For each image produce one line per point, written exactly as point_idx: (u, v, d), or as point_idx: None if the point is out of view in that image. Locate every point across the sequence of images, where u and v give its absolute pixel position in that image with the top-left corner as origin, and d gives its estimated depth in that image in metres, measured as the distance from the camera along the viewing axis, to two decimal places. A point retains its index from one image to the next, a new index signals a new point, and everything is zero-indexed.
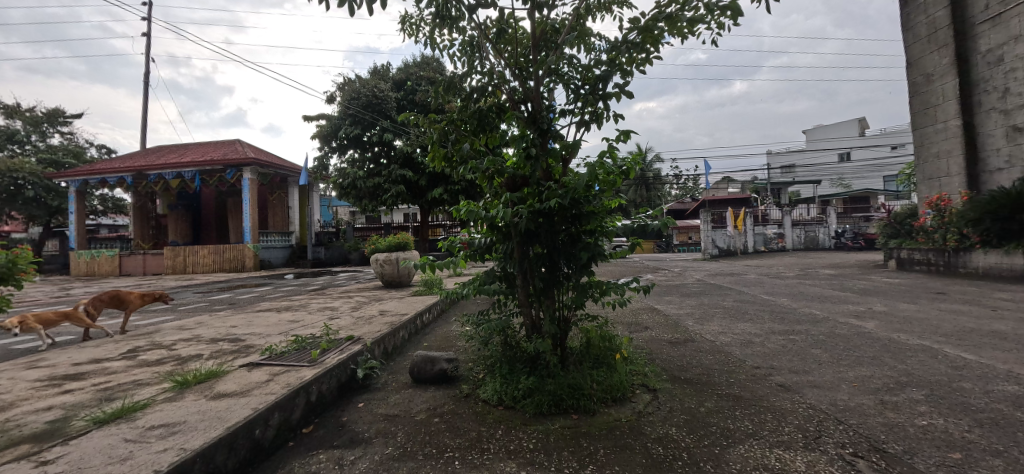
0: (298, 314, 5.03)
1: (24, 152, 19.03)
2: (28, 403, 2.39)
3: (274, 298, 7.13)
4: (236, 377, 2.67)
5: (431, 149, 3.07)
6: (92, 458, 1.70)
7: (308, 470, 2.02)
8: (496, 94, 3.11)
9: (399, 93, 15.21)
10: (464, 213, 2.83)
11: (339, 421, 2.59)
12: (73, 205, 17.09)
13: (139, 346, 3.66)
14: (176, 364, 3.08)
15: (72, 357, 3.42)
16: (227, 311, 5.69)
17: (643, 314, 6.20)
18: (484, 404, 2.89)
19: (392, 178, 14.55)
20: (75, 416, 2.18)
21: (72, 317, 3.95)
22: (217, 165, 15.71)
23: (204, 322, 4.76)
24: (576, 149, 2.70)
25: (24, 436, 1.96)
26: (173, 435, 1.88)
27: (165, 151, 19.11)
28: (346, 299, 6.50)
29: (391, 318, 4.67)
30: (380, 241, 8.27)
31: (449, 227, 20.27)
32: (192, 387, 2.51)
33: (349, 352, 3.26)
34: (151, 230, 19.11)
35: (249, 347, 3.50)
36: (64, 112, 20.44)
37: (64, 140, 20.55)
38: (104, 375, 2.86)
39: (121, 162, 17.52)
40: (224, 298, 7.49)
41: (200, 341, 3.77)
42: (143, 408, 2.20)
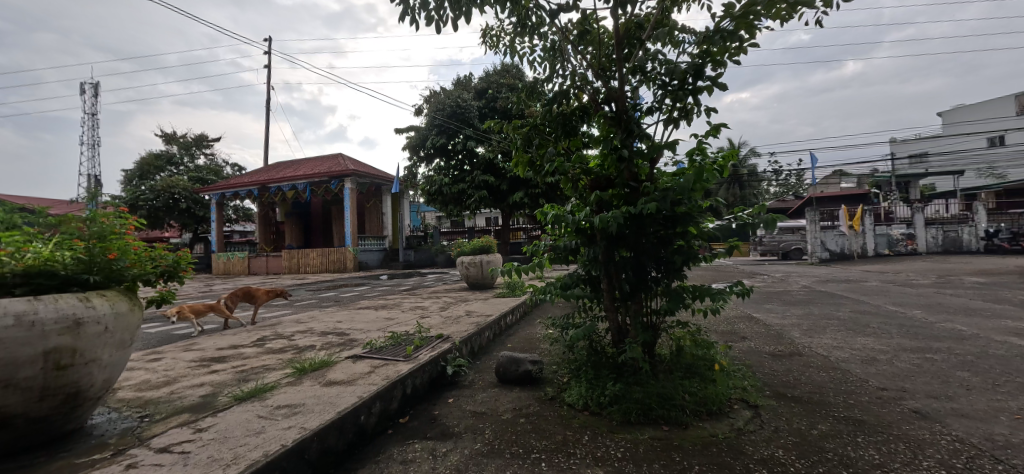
0: (393, 313, 5.43)
1: (179, 172, 22.98)
2: (186, 380, 2.86)
3: (371, 296, 7.76)
4: (344, 367, 2.95)
5: (515, 155, 3.13)
6: (233, 429, 1.99)
7: (404, 457, 2.16)
8: (578, 96, 3.08)
9: (480, 102, 15.72)
10: (549, 216, 2.84)
11: (432, 414, 2.73)
12: (214, 214, 20.22)
13: (266, 336, 4.21)
14: (295, 353, 3.49)
15: (215, 343, 4.03)
16: (333, 307, 6.33)
17: (739, 322, 5.70)
18: (569, 408, 2.86)
19: (475, 184, 15.09)
20: (219, 393, 2.57)
21: (216, 308, 4.67)
22: (323, 177, 17.59)
23: (316, 317, 5.34)
24: (665, 147, 2.57)
25: (185, 407, 2.36)
26: (295, 415, 2.14)
27: (283, 166, 21.85)
28: (434, 299, 6.88)
29: (477, 318, 4.83)
30: (465, 244, 8.64)
31: (530, 230, 20.50)
32: (307, 374, 2.83)
33: (439, 349, 3.44)
34: (272, 235, 21.97)
35: (353, 341, 3.85)
36: (207, 137, 24.33)
37: (208, 160, 24.46)
38: (240, 359, 3.34)
39: (249, 177, 20.38)
40: (330, 296, 8.34)
41: (313, 333, 4.24)
42: (271, 389, 2.52)
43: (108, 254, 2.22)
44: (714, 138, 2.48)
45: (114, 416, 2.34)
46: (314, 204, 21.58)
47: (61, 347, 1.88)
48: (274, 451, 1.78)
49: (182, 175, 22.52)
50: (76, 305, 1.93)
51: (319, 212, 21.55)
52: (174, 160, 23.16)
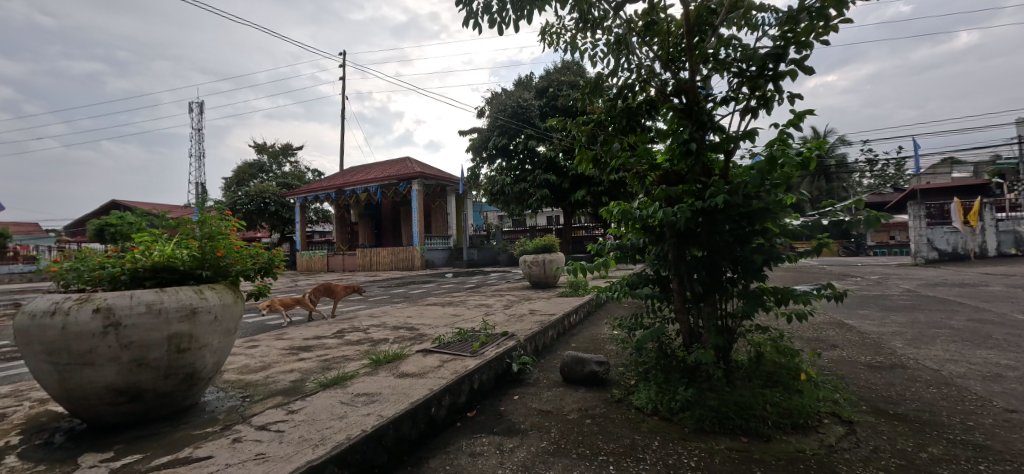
0: (459, 310, 5.59)
1: (269, 178, 25.43)
2: (278, 366, 3.16)
3: (438, 294, 8.05)
4: (415, 360, 3.10)
5: (578, 152, 3.08)
6: (319, 412, 2.17)
7: (473, 450, 2.21)
8: (645, 89, 2.97)
9: (541, 101, 15.72)
10: (615, 214, 2.76)
11: (499, 409, 2.78)
12: (298, 216, 22.09)
13: (345, 328, 4.54)
14: (371, 345, 3.72)
15: (301, 333, 4.41)
16: (403, 303, 6.66)
17: (828, 329, 5.18)
18: (638, 412, 2.76)
19: (537, 183, 15.09)
20: (307, 379, 2.81)
21: (301, 302, 5.11)
22: (393, 180, 18.59)
23: (389, 312, 5.66)
24: (742, 139, 2.40)
25: (278, 390, 2.61)
26: (373, 402, 2.28)
27: (357, 170, 23.36)
28: (498, 297, 6.99)
29: (540, 317, 4.84)
30: (528, 243, 8.69)
31: (592, 228, 20.17)
32: (382, 365, 3.00)
33: (504, 346, 3.49)
34: (347, 235, 23.59)
35: (423, 336, 4.03)
36: (292, 146, 26.68)
37: (292, 167, 26.82)
38: (323, 349, 3.62)
39: (327, 181, 22.02)
40: (400, 292, 8.79)
41: (386, 327, 4.49)
42: (351, 378, 2.71)
43: (217, 251, 2.50)
44: (798, 127, 2.27)
45: (221, 395, 2.63)
46: (384, 206, 22.84)
47: (181, 333, 2.16)
48: (356, 435, 1.91)
49: (271, 181, 24.90)
50: (192, 296, 2.20)
51: (389, 213, 22.77)
52: (264, 168, 25.67)
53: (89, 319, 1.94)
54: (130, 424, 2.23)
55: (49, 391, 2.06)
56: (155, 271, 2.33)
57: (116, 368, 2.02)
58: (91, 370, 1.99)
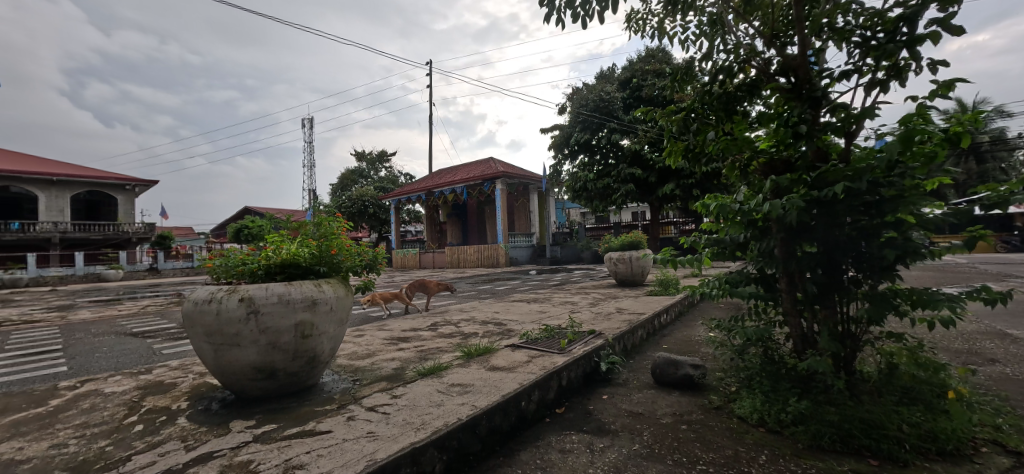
0: (544, 306, 5.63)
1: (368, 183, 27.84)
2: (381, 354, 3.45)
3: (522, 290, 8.20)
4: (504, 355, 3.18)
5: (668, 143, 2.91)
6: (419, 399, 2.33)
7: (563, 447, 2.21)
8: (744, 70, 2.72)
9: (625, 92, 15.17)
10: (711, 207, 2.56)
11: (588, 408, 2.75)
12: (393, 217, 23.85)
13: (438, 322, 4.82)
14: (462, 338, 3.90)
15: (399, 325, 4.78)
16: (490, 299, 6.88)
17: (986, 340, 4.31)
18: (740, 422, 2.55)
19: (621, 177, 14.61)
20: (407, 367, 3.03)
21: (399, 296, 5.52)
22: (478, 180, 19.24)
23: (477, 307, 5.89)
24: (867, 117, 2.08)
25: (383, 376, 2.86)
26: (467, 393, 2.39)
27: (444, 173, 24.55)
28: (583, 295, 6.92)
29: (629, 316, 4.69)
30: (613, 240, 8.46)
31: (681, 224, 19.08)
32: (474, 358, 3.13)
33: (592, 345, 3.44)
34: (436, 234, 25.00)
35: (510, 331, 4.13)
36: (387, 153, 28.91)
37: (387, 172, 29.06)
38: (419, 340, 3.89)
39: (418, 183, 23.47)
40: (487, 288, 9.09)
41: (476, 322, 4.68)
42: (445, 369, 2.86)
43: (331, 249, 2.81)
44: (944, 99, 1.92)
45: (336, 377, 2.95)
46: (469, 205, 23.80)
47: (305, 321, 2.46)
48: (453, 422, 2.02)
49: (370, 185, 27.22)
50: (313, 289, 2.50)
51: (474, 212, 23.68)
52: (364, 174, 28.14)
53: (236, 307, 2.30)
54: (266, 398, 2.59)
55: (209, 367, 2.47)
56: (284, 267, 2.69)
57: (256, 349, 2.36)
58: (238, 351, 2.35)
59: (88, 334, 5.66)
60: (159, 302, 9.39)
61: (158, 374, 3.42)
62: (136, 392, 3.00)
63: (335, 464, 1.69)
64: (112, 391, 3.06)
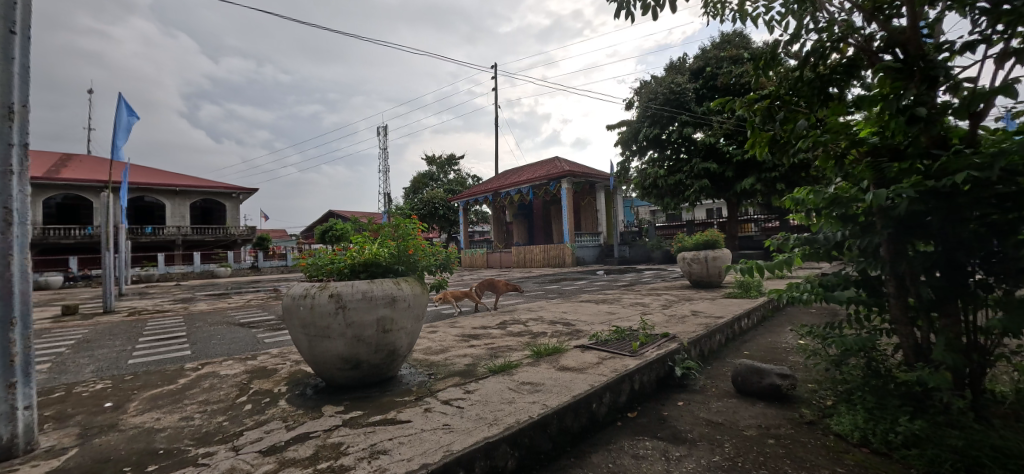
0: (614, 308, 5.49)
1: (438, 185, 29.00)
2: (454, 351, 3.59)
3: (590, 291, 8.08)
4: (574, 355, 3.16)
5: (751, 134, 2.68)
6: (491, 395, 2.39)
7: (636, 453, 2.15)
8: (840, 50, 2.44)
9: (698, 82, 14.35)
10: (801, 202, 2.34)
11: (662, 414, 2.64)
12: (462, 218, 24.63)
13: (507, 320, 4.90)
14: (531, 337, 3.93)
15: (470, 323, 4.93)
16: (558, 299, 6.86)
17: None
18: (838, 440, 2.30)
19: (694, 173, 13.81)
20: (478, 364, 3.12)
21: (469, 295, 5.69)
22: (543, 180, 19.27)
23: (545, 307, 5.90)
24: (1001, 93, 1.77)
25: (456, 371, 2.97)
26: (537, 392, 2.41)
27: (510, 173, 24.86)
28: (654, 296, 6.66)
29: (705, 319, 4.44)
30: (686, 239, 8.03)
31: (763, 221, 17.66)
32: (543, 357, 3.14)
33: (666, 349, 3.30)
34: (503, 234, 25.44)
35: (579, 332, 4.09)
36: (455, 156, 29.93)
37: (456, 175, 30.06)
38: (489, 338, 3.99)
39: (485, 185, 24.02)
40: (555, 288, 9.08)
41: (544, 322, 4.70)
42: (515, 367, 2.91)
43: (408, 249, 2.98)
44: None
45: (413, 371, 3.11)
46: (535, 205, 23.90)
47: (386, 316, 2.63)
48: (524, 420, 2.05)
49: (440, 188, 28.36)
50: (392, 286, 2.67)
51: (540, 212, 23.75)
52: (434, 177, 29.35)
53: (327, 302, 2.52)
54: (352, 387, 2.80)
55: (303, 356, 2.73)
56: (366, 266, 2.89)
57: (343, 341, 2.56)
58: (328, 343, 2.56)
59: (207, 323, 6.50)
60: (260, 297, 10.53)
61: (262, 360, 3.85)
62: (245, 376, 3.40)
63: (415, 452, 1.79)
64: (226, 374, 3.50)
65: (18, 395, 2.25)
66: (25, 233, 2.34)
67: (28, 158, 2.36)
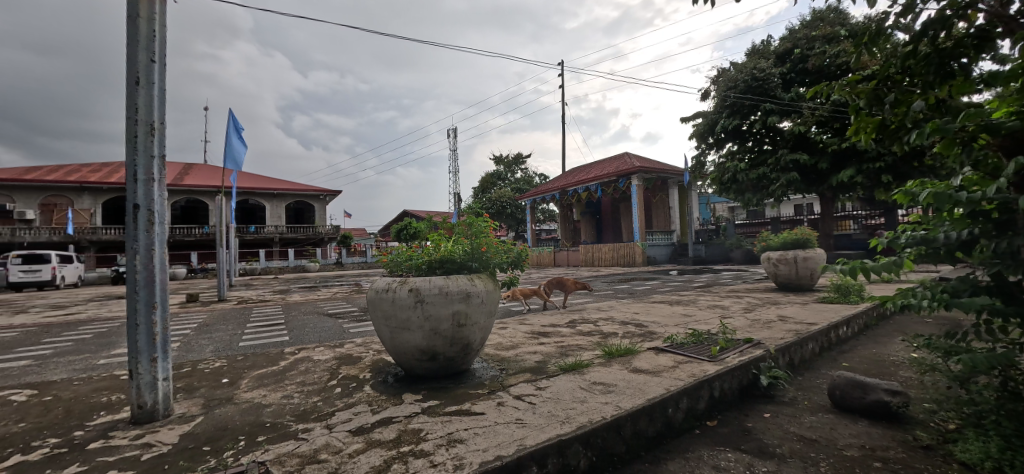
0: (689, 310, 5.22)
1: (505, 185, 29.41)
2: (524, 347, 3.64)
3: (663, 292, 7.74)
4: (648, 357, 3.06)
5: (852, 119, 2.38)
6: (563, 393, 2.38)
7: (717, 463, 2.04)
8: (966, 20, 2.08)
9: (784, 67, 13.11)
10: (916, 196, 2.03)
11: (745, 424, 2.47)
12: (529, 216, 24.75)
13: (576, 319, 4.86)
14: (602, 337, 3.87)
15: (539, 320, 4.96)
16: (628, 299, 6.66)
17: None
18: (964, 471, 1.99)
19: (780, 165, 12.63)
20: (549, 361, 3.13)
21: (538, 293, 5.71)
22: (612, 176, 18.79)
23: (615, 307, 5.77)
24: None
25: (528, 367, 3.01)
26: (611, 393, 2.37)
27: (578, 170, 24.52)
28: (735, 299, 6.22)
29: (794, 326, 4.07)
30: (772, 237, 7.39)
31: (864, 217, 15.78)
32: (615, 358, 3.08)
33: (750, 355, 3.08)
34: (570, 232, 25.24)
35: (652, 333, 3.95)
36: (522, 155, 30.15)
37: (523, 174, 30.28)
38: (559, 336, 3.98)
39: (552, 182, 23.93)
40: (625, 288, 8.83)
41: (614, 322, 4.60)
42: (586, 366, 2.88)
43: (482, 246, 3.09)
44: None
45: (485, 365, 3.21)
46: (604, 202, 23.39)
47: (461, 310, 2.74)
48: (597, 420, 2.03)
49: (507, 187, 28.75)
50: (467, 283, 2.78)
51: (609, 209, 23.21)
52: (502, 176, 29.74)
53: (407, 296, 2.68)
54: (429, 378, 2.94)
55: (384, 346, 2.92)
56: (442, 263, 3.03)
57: (421, 333, 2.70)
58: (408, 335, 2.72)
59: (301, 313, 7.19)
60: (344, 290, 11.41)
61: (348, 348, 4.19)
62: (334, 361, 3.73)
63: (490, 443, 1.85)
64: (319, 359, 3.86)
65: (160, 368, 2.67)
66: (163, 231, 2.74)
67: (165, 168, 2.76)
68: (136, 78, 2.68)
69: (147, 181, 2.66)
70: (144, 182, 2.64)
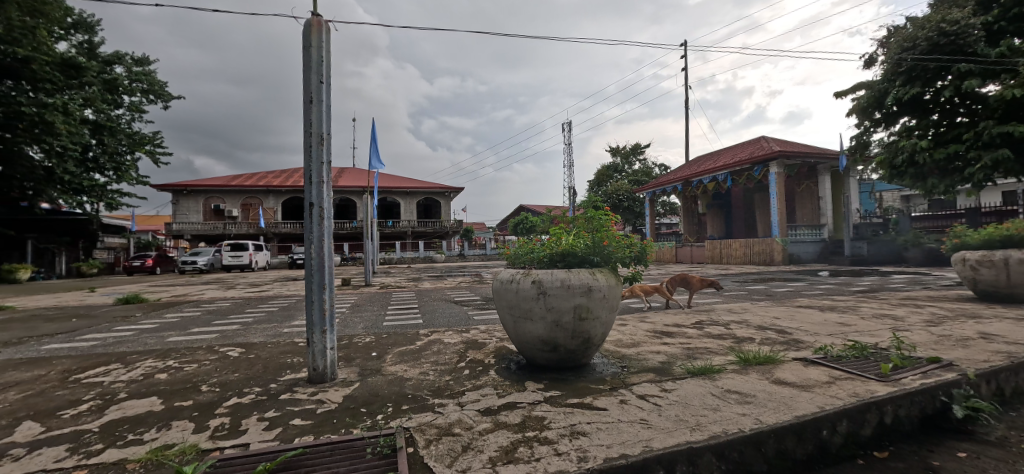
0: (846, 318, 4.45)
1: (622, 177, 28.34)
2: (646, 346, 3.51)
3: (812, 295, 6.72)
4: (794, 369, 2.70)
5: None
6: (691, 398, 2.25)
7: None
8: None
9: (989, 14, 10.20)
10: None
11: (930, 462, 2.01)
12: (647, 209, 23.51)
13: (704, 320, 4.51)
14: (734, 342, 3.54)
15: (660, 319, 4.73)
16: (766, 301, 5.94)
17: None
18: None
19: (982, 140, 9.68)
20: (674, 362, 2.98)
21: (660, 290, 5.44)
22: (746, 164, 16.85)
23: (750, 309, 5.21)
24: None
25: (650, 367, 2.90)
26: (748, 404, 2.15)
27: (704, 159, 22.51)
28: (912, 308, 5.11)
29: (1005, 346, 3.19)
30: (971, 233, 5.93)
31: None
32: (753, 366, 2.79)
33: (937, 379, 2.52)
34: (694, 226, 23.41)
35: (799, 342, 3.46)
36: (640, 145, 28.70)
37: (641, 164, 28.83)
38: (684, 337, 3.74)
39: (674, 173, 22.38)
40: (762, 289, 7.87)
41: (750, 326, 4.16)
42: (718, 372, 2.67)
43: (603, 240, 3.08)
44: None
45: (605, 361, 3.17)
46: (735, 193, 21.09)
47: (582, 304, 2.75)
48: (734, 432, 1.87)
49: (624, 179, 27.69)
50: (589, 277, 2.79)
51: (742, 200, 20.87)
52: (618, 168, 28.70)
53: (529, 288, 2.78)
54: (550, 368, 3.01)
55: (508, 334, 3.06)
56: (563, 256, 3.08)
57: (544, 324, 2.78)
58: (531, 325, 2.83)
59: (432, 299, 7.93)
60: (466, 280, 12.22)
61: (473, 334, 4.51)
62: (462, 345, 4.04)
63: (614, 440, 1.83)
64: (449, 342, 4.22)
65: (328, 339, 3.20)
66: (331, 225, 3.27)
67: (331, 171, 3.29)
68: (310, 98, 3.25)
69: (319, 184, 3.20)
70: (317, 184, 3.19)
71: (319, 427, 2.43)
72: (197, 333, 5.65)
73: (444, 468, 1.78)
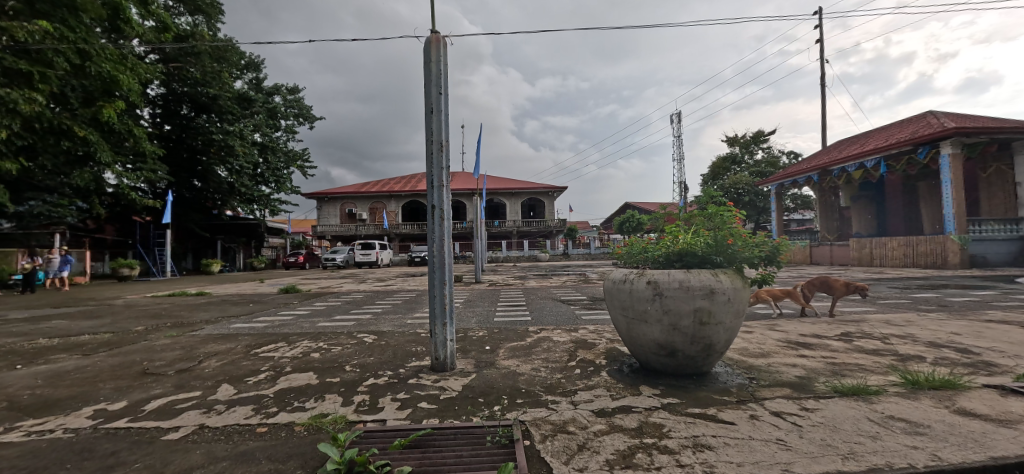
0: None
1: (741, 169, 25.67)
2: (778, 357, 3.16)
3: (1009, 307, 5.34)
4: (986, 398, 2.20)
5: None
6: (840, 420, 1.97)
7: None
8: None
9: None
10: None
11: None
12: (774, 203, 20.93)
13: (852, 332, 3.90)
14: (896, 359, 3.00)
15: (794, 328, 4.21)
16: (940, 313, 4.89)
17: None
18: None
19: None
20: (815, 378, 2.63)
21: (792, 295, 4.83)
22: (905, 146, 14.02)
23: (915, 322, 4.35)
24: None
25: (785, 381, 2.60)
26: (919, 435, 1.82)
27: (848, 143, 19.30)
28: None
29: None
30: None
31: None
32: (924, 390, 2.34)
33: None
34: (835, 222, 20.27)
35: (993, 365, 2.80)
36: (763, 132, 25.64)
37: (765, 153, 25.75)
38: (827, 350, 3.27)
39: (807, 162, 19.58)
40: (934, 297, 6.46)
41: (917, 342, 3.48)
42: (875, 393, 2.29)
43: (726, 239, 2.84)
44: None
45: (729, 370, 2.93)
46: (890, 181, 17.75)
47: (703, 308, 2.58)
48: (901, 467, 1.60)
49: (744, 172, 25.06)
50: (711, 278, 2.60)
51: (900, 190, 17.48)
52: (737, 159, 26.06)
53: (644, 288, 2.69)
54: (665, 373, 2.87)
55: (620, 336, 2.99)
56: (681, 255, 2.92)
57: (660, 328, 2.67)
58: (646, 327, 2.73)
59: (539, 298, 8.07)
60: (571, 280, 12.17)
61: (582, 334, 4.50)
62: (571, 344, 4.06)
63: (745, 459, 1.70)
64: (558, 340, 4.28)
65: (448, 331, 3.48)
66: (449, 225, 3.54)
67: (449, 175, 3.55)
68: (430, 108, 3.55)
69: (440, 187, 3.47)
70: (438, 188, 3.48)
71: (443, 412, 2.67)
72: (339, 320, 6.53)
73: (562, 466, 1.82)
